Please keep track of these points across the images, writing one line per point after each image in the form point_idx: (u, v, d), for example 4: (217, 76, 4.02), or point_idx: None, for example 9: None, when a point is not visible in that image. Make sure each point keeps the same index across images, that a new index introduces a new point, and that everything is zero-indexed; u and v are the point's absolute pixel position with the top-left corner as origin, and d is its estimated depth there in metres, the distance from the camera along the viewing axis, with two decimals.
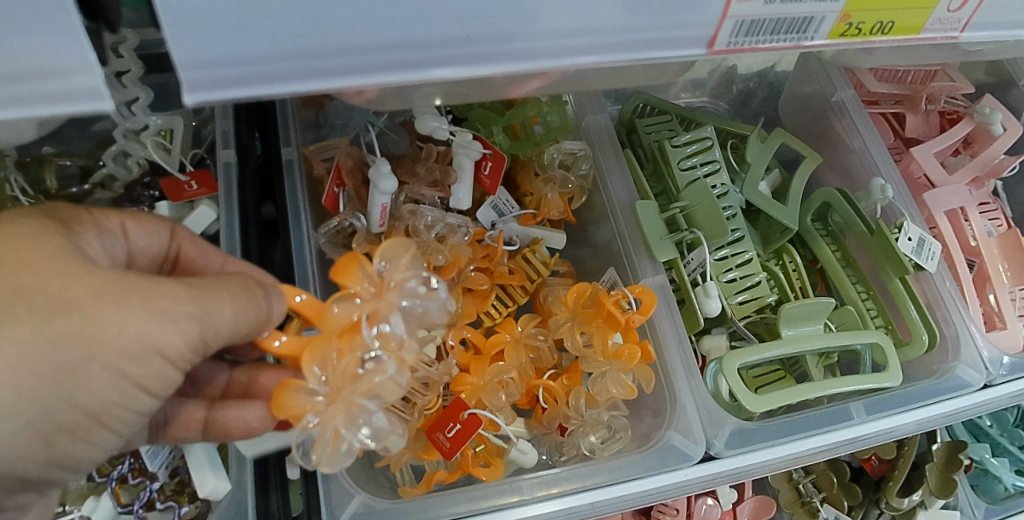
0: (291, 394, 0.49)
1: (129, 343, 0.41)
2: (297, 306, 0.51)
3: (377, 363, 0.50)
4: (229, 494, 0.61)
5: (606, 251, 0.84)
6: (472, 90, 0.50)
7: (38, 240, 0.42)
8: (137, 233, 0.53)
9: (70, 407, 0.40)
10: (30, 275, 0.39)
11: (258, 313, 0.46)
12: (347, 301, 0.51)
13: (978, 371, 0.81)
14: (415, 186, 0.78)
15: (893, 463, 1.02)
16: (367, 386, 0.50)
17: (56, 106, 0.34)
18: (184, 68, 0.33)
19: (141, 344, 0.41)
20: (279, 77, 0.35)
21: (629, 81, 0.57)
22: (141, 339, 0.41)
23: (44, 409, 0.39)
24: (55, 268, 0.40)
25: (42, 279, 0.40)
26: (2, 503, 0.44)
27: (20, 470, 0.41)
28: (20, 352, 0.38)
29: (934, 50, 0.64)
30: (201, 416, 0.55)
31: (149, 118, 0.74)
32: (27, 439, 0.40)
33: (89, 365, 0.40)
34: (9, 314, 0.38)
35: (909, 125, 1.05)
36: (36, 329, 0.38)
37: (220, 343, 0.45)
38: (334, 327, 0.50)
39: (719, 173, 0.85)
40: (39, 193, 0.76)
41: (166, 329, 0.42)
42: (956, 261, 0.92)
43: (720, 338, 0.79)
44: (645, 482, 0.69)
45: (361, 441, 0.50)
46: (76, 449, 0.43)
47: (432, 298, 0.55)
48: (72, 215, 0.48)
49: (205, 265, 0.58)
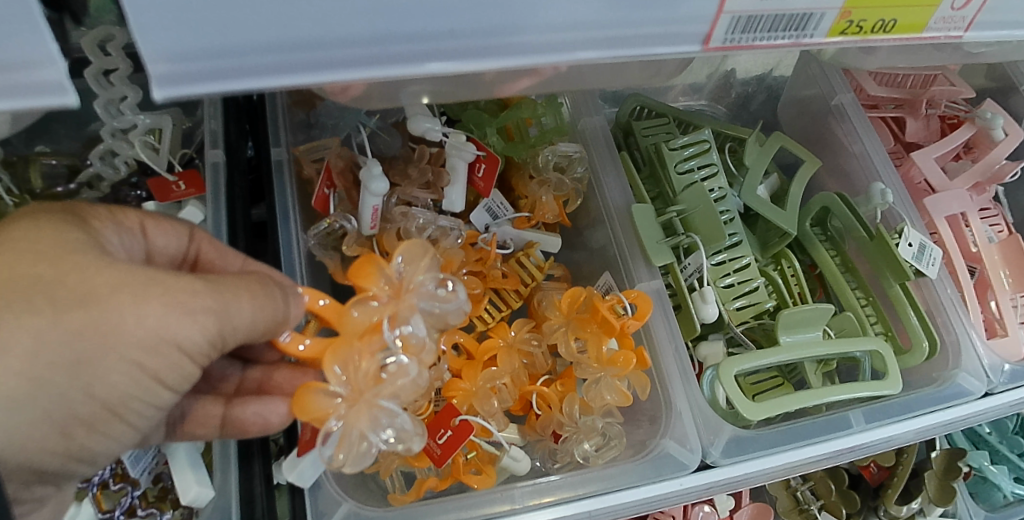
0: (312, 397, 0.49)
1: (146, 337, 0.41)
2: (317, 310, 0.52)
3: (398, 365, 0.51)
4: (213, 499, 0.60)
5: (601, 256, 0.83)
6: (462, 87, 0.49)
7: (60, 236, 0.41)
8: (156, 232, 0.53)
9: (88, 399, 0.41)
10: (50, 267, 0.40)
11: (273, 313, 0.46)
12: (364, 303, 0.52)
13: (978, 379, 0.80)
14: (407, 188, 0.76)
15: (892, 471, 1.01)
16: (391, 387, 0.51)
17: (22, 100, 0.32)
18: (153, 61, 0.32)
19: (159, 336, 0.41)
20: (251, 71, 0.34)
21: (622, 80, 0.56)
22: (158, 333, 0.41)
23: (63, 399, 0.40)
24: (73, 262, 0.40)
25: (63, 271, 0.40)
26: (19, 496, 0.44)
27: (37, 461, 0.42)
28: (38, 340, 0.38)
29: (934, 51, 0.64)
30: (219, 412, 0.55)
31: (138, 117, 0.73)
32: (45, 428, 0.40)
33: (106, 359, 0.40)
34: (28, 305, 0.38)
35: (909, 130, 1.04)
36: (54, 320, 0.38)
37: (239, 339, 0.45)
38: (353, 329, 0.51)
39: (718, 176, 0.84)
40: (25, 192, 0.74)
41: (183, 322, 0.41)
42: (957, 267, 0.90)
43: (716, 345, 0.77)
44: (639, 491, 0.67)
45: (384, 442, 0.51)
46: (92, 440, 0.43)
47: (452, 299, 0.57)
48: (93, 213, 0.47)
49: (225, 267, 0.56)
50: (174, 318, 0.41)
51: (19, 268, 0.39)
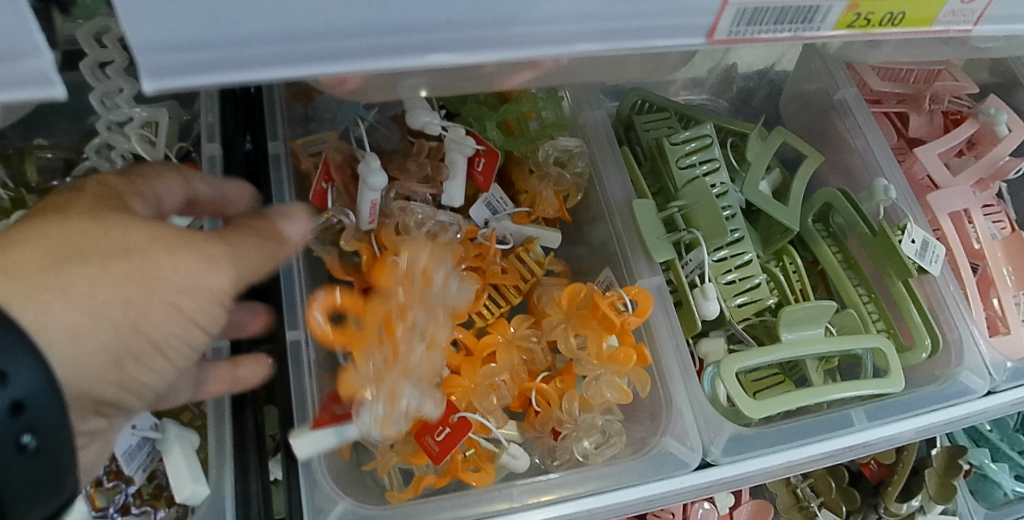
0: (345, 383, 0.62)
1: (186, 284, 0.39)
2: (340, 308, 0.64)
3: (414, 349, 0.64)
4: (209, 498, 0.59)
5: (602, 251, 0.82)
6: (462, 80, 0.48)
7: (81, 205, 0.39)
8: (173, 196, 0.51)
9: (135, 345, 0.38)
10: (84, 228, 0.38)
11: (281, 245, 0.46)
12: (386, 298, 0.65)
13: (981, 377, 0.79)
14: (406, 182, 0.75)
15: (892, 468, 1.00)
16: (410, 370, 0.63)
17: (9, 93, 0.32)
18: (141, 52, 0.31)
19: (197, 283, 0.40)
20: (244, 62, 0.33)
21: (624, 73, 0.56)
22: (198, 281, 0.40)
23: (115, 344, 0.37)
24: (102, 221, 0.38)
25: (97, 229, 0.38)
26: None
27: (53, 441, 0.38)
28: (92, 286, 0.36)
29: (940, 45, 0.63)
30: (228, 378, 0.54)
31: (134, 110, 0.72)
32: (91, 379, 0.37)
33: (152, 307, 0.38)
34: (76, 258, 0.36)
35: (912, 125, 1.03)
36: (103, 268, 0.37)
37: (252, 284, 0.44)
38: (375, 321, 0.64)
39: (719, 171, 0.83)
40: (20, 186, 0.74)
41: (216, 270, 0.41)
42: (960, 264, 0.89)
43: (718, 342, 0.76)
44: (640, 490, 0.66)
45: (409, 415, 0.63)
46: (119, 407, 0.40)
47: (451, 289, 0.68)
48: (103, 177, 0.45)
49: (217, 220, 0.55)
50: (219, 271, 0.41)
51: (52, 231, 0.37)
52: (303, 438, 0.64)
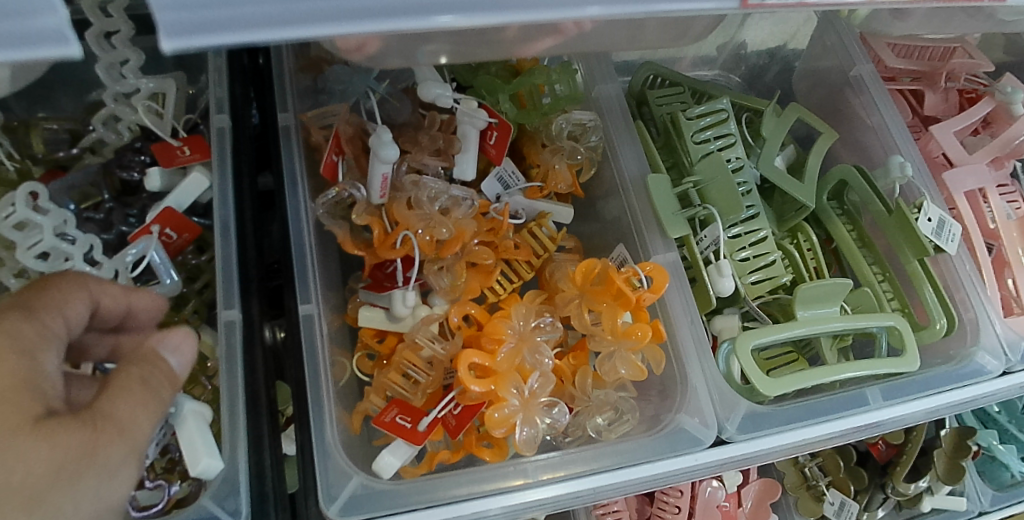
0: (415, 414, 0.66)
1: (91, 509, 0.42)
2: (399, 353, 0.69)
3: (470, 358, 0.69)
4: (222, 472, 0.58)
5: (615, 227, 0.81)
6: (479, 44, 0.47)
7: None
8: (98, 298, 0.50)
9: None
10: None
11: (168, 387, 0.47)
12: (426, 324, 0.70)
13: (997, 358, 0.79)
14: (418, 155, 0.73)
15: (900, 448, 1.00)
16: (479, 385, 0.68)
17: (23, 51, 0.31)
18: (160, 8, 0.30)
19: (100, 503, 0.42)
20: (265, 20, 0.32)
21: (644, 41, 0.55)
22: (100, 501, 0.42)
23: None
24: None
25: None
26: None
27: None
28: None
29: (966, 17, 0.62)
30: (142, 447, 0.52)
31: (140, 81, 0.71)
32: None
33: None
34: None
35: (927, 103, 1.01)
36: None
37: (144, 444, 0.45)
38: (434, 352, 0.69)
39: (735, 146, 0.82)
40: (26, 158, 0.73)
41: (115, 480, 0.42)
42: (975, 244, 0.88)
43: (732, 319, 0.76)
44: (653, 467, 0.66)
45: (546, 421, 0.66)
46: None
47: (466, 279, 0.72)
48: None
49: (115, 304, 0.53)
50: (129, 463, 0.43)
51: None
52: (316, 412, 0.63)
